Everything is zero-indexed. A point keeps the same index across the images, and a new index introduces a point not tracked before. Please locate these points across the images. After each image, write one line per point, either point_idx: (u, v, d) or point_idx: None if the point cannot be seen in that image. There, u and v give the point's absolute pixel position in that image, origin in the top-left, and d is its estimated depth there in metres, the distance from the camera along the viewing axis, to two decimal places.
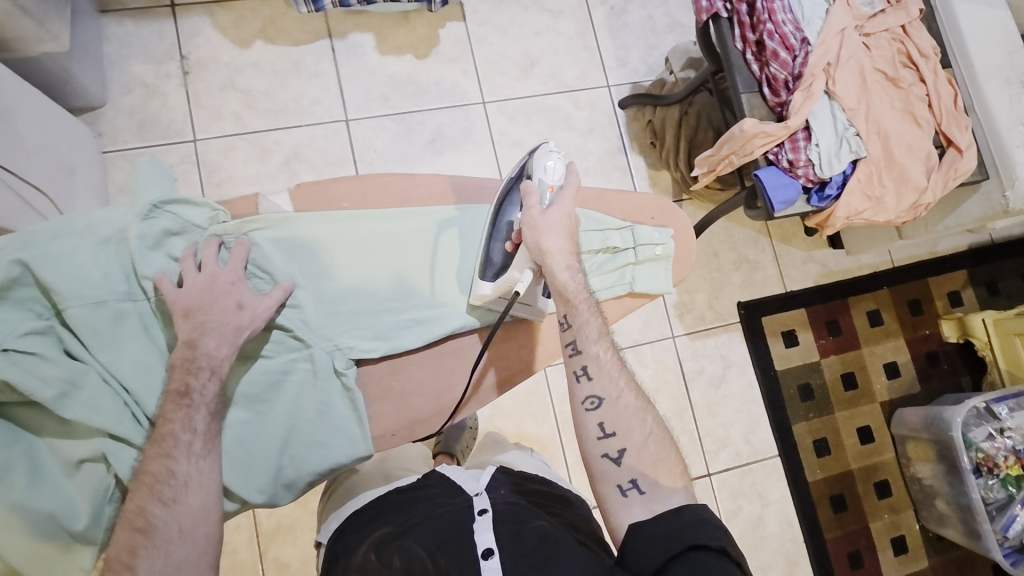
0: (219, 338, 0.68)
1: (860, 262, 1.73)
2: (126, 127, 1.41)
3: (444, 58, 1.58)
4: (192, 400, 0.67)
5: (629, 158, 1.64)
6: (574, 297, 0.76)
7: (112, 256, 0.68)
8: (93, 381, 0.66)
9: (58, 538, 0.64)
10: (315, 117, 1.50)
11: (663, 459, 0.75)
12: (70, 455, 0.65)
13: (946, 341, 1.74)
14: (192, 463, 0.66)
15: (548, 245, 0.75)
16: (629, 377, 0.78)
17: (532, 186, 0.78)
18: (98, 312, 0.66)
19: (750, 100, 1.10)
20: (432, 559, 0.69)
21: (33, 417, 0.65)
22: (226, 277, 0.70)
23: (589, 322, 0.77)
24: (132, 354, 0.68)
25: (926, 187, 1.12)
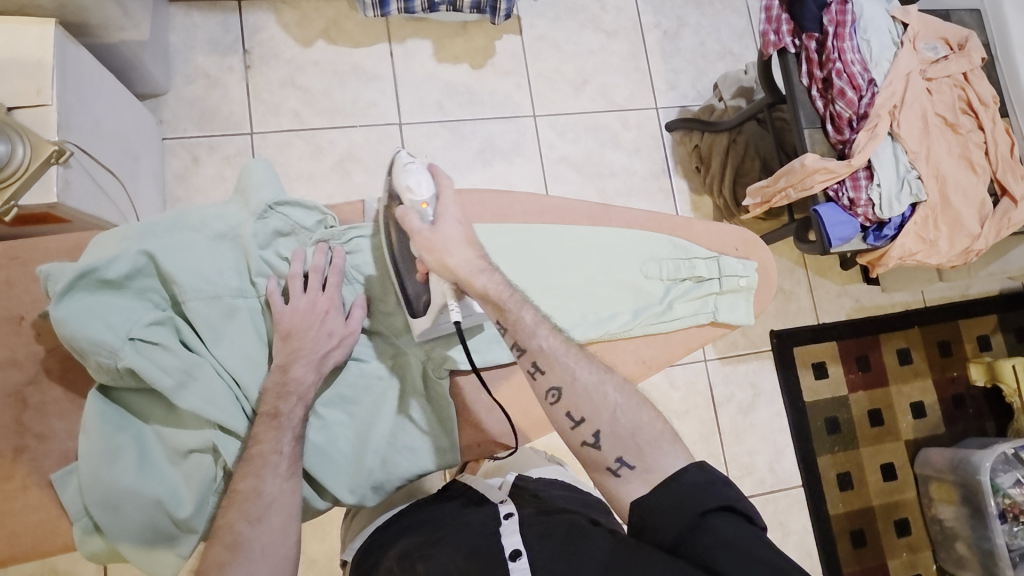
0: (307, 364, 0.69)
1: (893, 299, 1.74)
2: (187, 115, 1.43)
3: (499, 69, 1.61)
4: (281, 423, 0.67)
5: (673, 181, 1.66)
6: (498, 298, 0.71)
7: (227, 253, 0.70)
8: (207, 372, 0.67)
9: (161, 526, 0.65)
10: (370, 118, 1.52)
11: (640, 423, 0.68)
12: (180, 445, 0.66)
13: (973, 385, 1.74)
14: (278, 484, 0.66)
15: (452, 262, 0.70)
16: (581, 353, 0.72)
17: (405, 208, 0.72)
18: (213, 306, 0.68)
19: (812, 136, 1.12)
20: (460, 563, 0.67)
21: (148, 403, 0.68)
22: (323, 303, 0.70)
23: (526, 313, 0.72)
24: (241, 348, 0.69)
25: (980, 234, 1.14)
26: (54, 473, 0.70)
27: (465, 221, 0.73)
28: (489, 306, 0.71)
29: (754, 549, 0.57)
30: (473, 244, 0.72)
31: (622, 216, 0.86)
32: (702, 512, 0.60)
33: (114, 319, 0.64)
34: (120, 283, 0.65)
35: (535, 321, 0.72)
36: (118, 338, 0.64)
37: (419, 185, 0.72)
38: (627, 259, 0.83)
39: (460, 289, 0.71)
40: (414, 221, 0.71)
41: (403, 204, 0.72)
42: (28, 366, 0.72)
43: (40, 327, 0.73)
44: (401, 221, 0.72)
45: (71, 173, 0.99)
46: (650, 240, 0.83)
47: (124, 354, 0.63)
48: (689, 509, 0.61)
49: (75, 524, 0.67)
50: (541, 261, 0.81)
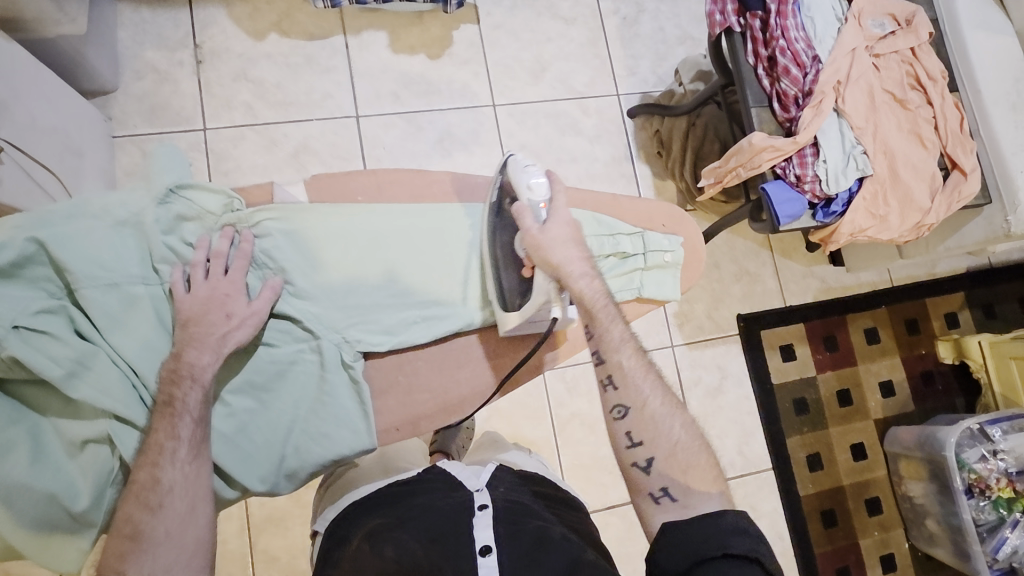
0: (202, 347, 0.67)
1: (859, 279, 1.74)
2: (137, 112, 1.41)
3: (456, 59, 1.59)
4: (179, 413, 0.65)
5: (636, 167, 1.66)
6: (591, 306, 0.76)
7: (127, 240, 0.67)
8: (102, 361, 0.65)
9: (56, 518, 0.63)
10: (325, 111, 1.50)
11: (695, 463, 0.74)
12: (75, 435, 0.64)
13: (941, 362, 1.75)
14: (179, 469, 0.64)
15: (558, 259, 0.75)
16: (657, 382, 0.77)
17: (521, 205, 0.76)
18: (110, 294, 0.65)
19: (759, 115, 1.12)
20: (427, 551, 0.65)
21: (41, 394, 0.64)
22: (224, 287, 0.69)
23: (616, 329, 0.77)
24: (142, 335, 0.67)
25: (930, 209, 1.13)
26: None
27: (573, 224, 0.77)
28: (588, 315, 0.77)
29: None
30: (580, 245, 0.77)
31: None
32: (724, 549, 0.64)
33: None
34: (7, 271, 0.62)
35: (622, 338, 0.78)
36: (3, 328, 0.60)
37: (535, 184, 0.76)
38: None
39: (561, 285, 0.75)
40: (528, 219, 0.75)
41: (521, 201, 0.76)
42: None
43: None
44: (518, 216, 0.76)
45: (2, 169, 0.97)
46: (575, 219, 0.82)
47: (8, 343, 0.59)
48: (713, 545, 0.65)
49: None
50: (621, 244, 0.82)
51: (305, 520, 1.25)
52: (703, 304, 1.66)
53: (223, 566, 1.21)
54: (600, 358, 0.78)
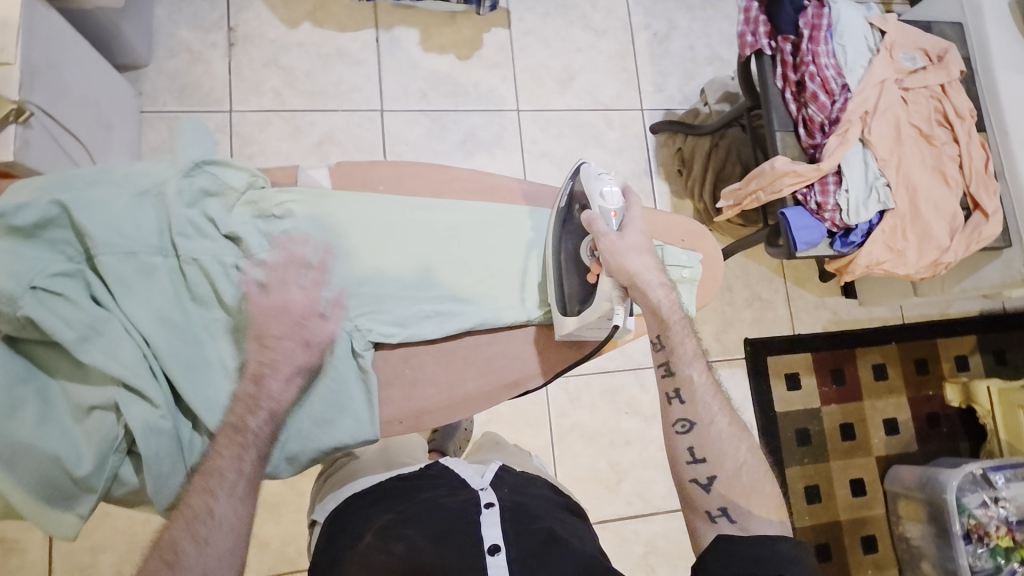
0: (284, 378, 0.67)
1: (872, 313, 1.73)
2: (167, 89, 1.43)
3: (485, 62, 1.60)
4: (244, 439, 0.65)
5: (655, 183, 1.66)
6: (665, 317, 0.78)
7: (148, 209, 0.65)
8: (114, 328, 0.63)
9: (55, 483, 0.60)
10: (351, 103, 1.52)
11: (758, 488, 0.75)
12: (83, 400, 0.61)
13: (948, 404, 1.73)
14: (232, 504, 0.63)
15: (632, 267, 0.75)
16: (724, 402, 0.79)
17: (592, 212, 0.78)
18: (127, 262, 0.64)
19: (784, 139, 1.11)
20: (436, 549, 0.64)
21: (51, 357, 0.62)
22: (298, 310, 0.69)
23: (688, 344, 0.79)
24: (156, 305, 0.65)
25: (948, 247, 1.12)
26: None
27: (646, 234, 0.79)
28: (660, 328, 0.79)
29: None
30: (654, 255, 0.78)
31: None
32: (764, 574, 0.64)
33: (16, 266, 0.59)
34: (28, 231, 0.60)
35: (691, 352, 0.80)
36: (19, 287, 0.58)
37: (610, 194, 0.78)
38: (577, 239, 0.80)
39: (628, 292, 0.75)
40: (599, 226, 0.77)
41: (592, 210, 0.78)
42: None
43: None
44: (589, 222, 0.77)
45: (31, 134, 0.98)
46: None
47: (25, 304, 0.58)
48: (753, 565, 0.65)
49: None
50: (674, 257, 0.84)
51: (298, 508, 1.24)
52: (713, 326, 1.65)
53: None
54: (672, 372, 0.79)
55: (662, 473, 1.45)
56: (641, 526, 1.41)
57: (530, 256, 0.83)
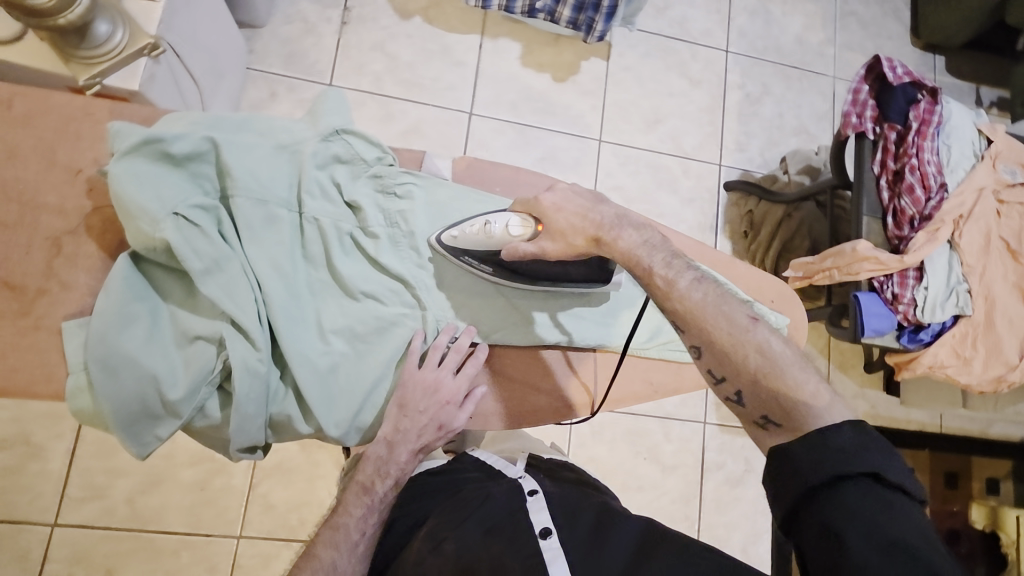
0: (405, 448, 0.72)
1: (910, 415, 1.69)
2: (276, 52, 1.49)
3: (578, 87, 1.64)
4: (371, 500, 0.74)
5: (717, 239, 1.66)
6: (645, 263, 0.67)
7: (286, 165, 0.69)
8: (235, 266, 0.65)
9: (150, 402, 0.61)
10: (444, 100, 1.56)
11: (803, 386, 0.60)
12: (190, 328, 0.63)
13: (971, 525, 1.67)
14: (351, 562, 0.72)
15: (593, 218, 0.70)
16: (731, 302, 0.65)
17: (512, 247, 0.72)
18: (257, 209, 0.67)
19: (869, 224, 1.11)
20: (487, 542, 0.65)
21: (171, 282, 0.65)
22: (445, 395, 0.72)
23: (699, 283, 0.66)
24: (275, 253, 0.67)
25: (1016, 365, 1.11)
26: (67, 322, 0.66)
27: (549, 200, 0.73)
28: (646, 278, 0.67)
29: (883, 523, 0.50)
30: (585, 207, 0.71)
31: (667, 239, 0.85)
32: (840, 475, 0.53)
33: (165, 191, 0.62)
34: (180, 161, 0.63)
35: (700, 288, 0.65)
36: (163, 210, 0.61)
37: (507, 221, 0.72)
38: None
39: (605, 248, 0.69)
40: (523, 249, 0.71)
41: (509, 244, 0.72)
42: (72, 217, 0.69)
43: (94, 183, 0.70)
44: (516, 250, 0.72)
45: (158, 68, 1.02)
46: None
47: (164, 227, 0.60)
48: (822, 471, 0.54)
49: (70, 376, 0.61)
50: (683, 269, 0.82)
51: (310, 479, 1.25)
52: None
53: (219, 498, 1.22)
54: (684, 331, 0.65)
55: (668, 526, 1.43)
56: None
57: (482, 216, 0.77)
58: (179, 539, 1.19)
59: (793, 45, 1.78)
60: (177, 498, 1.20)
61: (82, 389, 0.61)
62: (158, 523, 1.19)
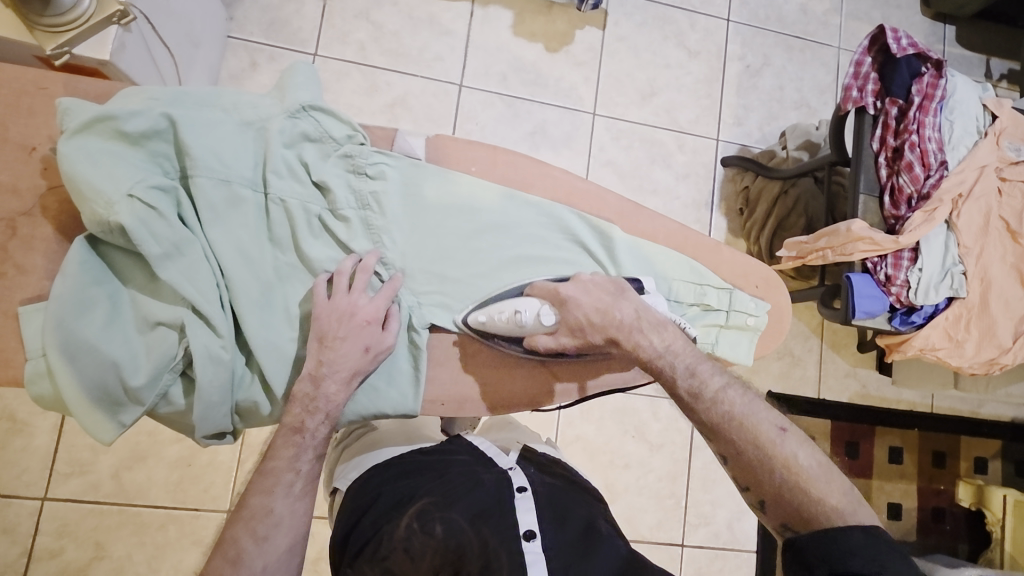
0: (337, 381, 0.67)
1: (900, 395, 1.68)
2: (257, 20, 1.43)
3: (571, 58, 1.58)
4: (302, 439, 0.67)
5: (712, 216, 1.63)
6: (669, 372, 0.70)
7: (249, 143, 0.66)
8: (196, 250, 0.63)
9: (112, 389, 0.61)
10: (432, 71, 1.51)
11: (826, 492, 0.64)
12: (151, 314, 0.62)
13: (957, 503, 1.68)
14: (290, 503, 0.67)
15: (600, 308, 0.71)
16: (761, 408, 0.69)
17: (534, 341, 0.72)
18: (220, 190, 0.64)
19: (866, 203, 1.09)
20: (475, 530, 0.63)
21: (131, 265, 0.64)
22: (365, 314, 0.68)
23: (727, 392, 0.69)
24: (239, 236, 0.65)
25: (1009, 348, 1.10)
26: (23, 306, 0.64)
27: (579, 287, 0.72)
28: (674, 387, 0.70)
29: None
30: (605, 302, 0.71)
31: (650, 223, 0.81)
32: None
33: (119, 171, 0.60)
34: (136, 139, 0.61)
35: (726, 401, 0.68)
36: (117, 192, 0.59)
37: (535, 314, 0.71)
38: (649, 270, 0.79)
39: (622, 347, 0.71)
40: (545, 341, 0.72)
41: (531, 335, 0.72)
42: (27, 197, 0.66)
43: (49, 162, 0.67)
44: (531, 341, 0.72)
45: (129, 37, 0.98)
46: (667, 255, 0.80)
47: (118, 211, 0.58)
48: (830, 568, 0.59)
49: (28, 362, 0.60)
50: (655, 254, 0.79)
51: None
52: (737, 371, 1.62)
53: (206, 474, 1.22)
54: (712, 440, 0.70)
55: (654, 503, 1.44)
56: None
57: (494, 216, 0.75)
58: (167, 514, 1.20)
59: (797, 14, 1.71)
60: (163, 474, 1.20)
61: (43, 375, 0.60)
62: (145, 499, 1.20)
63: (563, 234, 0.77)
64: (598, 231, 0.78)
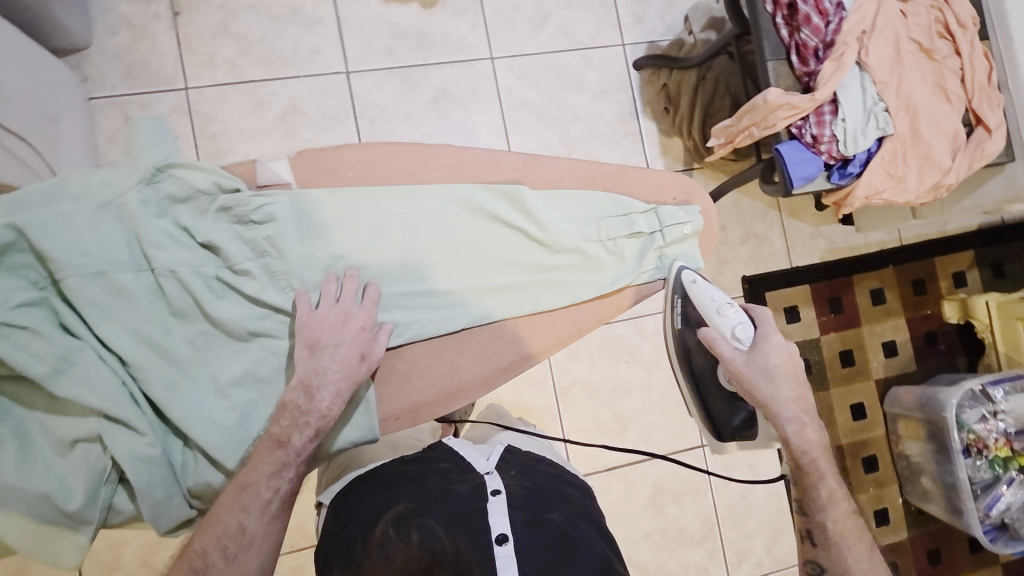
0: (333, 394, 0.67)
1: (868, 239, 1.70)
2: (113, 71, 1.33)
3: (451, 8, 1.50)
4: (286, 455, 0.65)
5: (641, 124, 1.59)
6: (812, 473, 0.83)
7: (113, 228, 0.64)
8: (88, 356, 0.63)
9: (50, 517, 0.62)
10: (313, 68, 1.42)
11: None
12: (65, 434, 0.62)
13: (946, 322, 1.73)
14: (263, 522, 0.66)
15: (775, 386, 0.84)
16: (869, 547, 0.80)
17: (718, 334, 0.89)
18: (96, 284, 0.63)
19: (776, 69, 1.06)
20: (450, 538, 0.62)
21: (27, 390, 0.63)
22: (359, 320, 0.69)
23: (847, 520, 0.82)
24: (133, 324, 0.64)
25: (951, 167, 1.08)
26: None
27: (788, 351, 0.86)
28: (813, 490, 0.83)
29: None
30: (794, 379, 0.85)
31: (549, 168, 0.80)
32: None
33: None
34: None
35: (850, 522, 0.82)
36: None
37: (735, 324, 0.89)
38: (563, 221, 0.78)
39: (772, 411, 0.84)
40: (725, 347, 0.87)
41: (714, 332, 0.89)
42: None
43: None
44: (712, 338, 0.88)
45: None
46: (582, 199, 0.78)
47: None
48: None
49: None
50: (565, 199, 0.78)
51: None
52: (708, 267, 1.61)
53: None
54: (818, 542, 0.82)
55: (665, 417, 1.47)
56: (648, 469, 1.44)
57: (429, 208, 0.74)
58: None
59: None
60: None
61: None
62: None
63: (470, 210, 0.76)
64: (500, 194, 0.76)
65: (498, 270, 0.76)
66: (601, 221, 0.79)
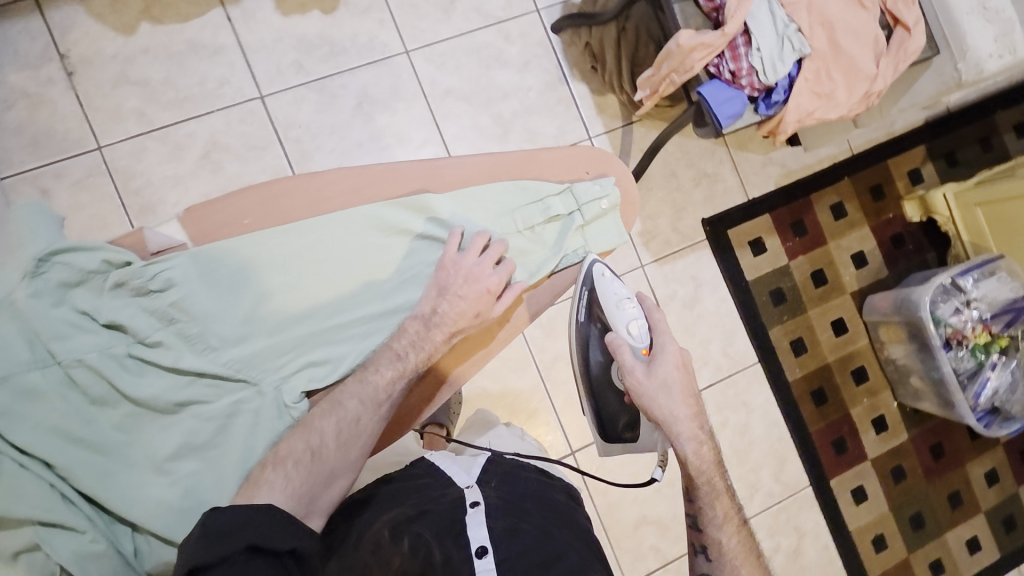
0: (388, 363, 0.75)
1: (819, 156, 1.69)
2: (18, 146, 1.28)
3: (353, 8, 1.44)
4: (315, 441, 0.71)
5: (572, 87, 1.55)
6: (698, 485, 0.76)
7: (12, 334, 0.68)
8: (10, 467, 0.67)
9: None
10: (225, 100, 1.37)
11: None
12: (4, 548, 0.64)
13: (910, 222, 1.74)
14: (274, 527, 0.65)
15: (666, 407, 0.76)
16: (755, 565, 0.76)
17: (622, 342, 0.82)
18: (5, 390, 0.67)
19: (683, 10, 1.04)
20: (438, 546, 0.64)
21: None
22: (491, 281, 0.78)
23: (733, 539, 0.76)
24: (49, 425, 0.68)
25: (877, 74, 1.05)
26: None
27: (681, 365, 0.78)
28: (707, 510, 0.77)
29: None
30: (692, 403, 0.77)
31: (456, 170, 0.84)
32: None
33: None
34: None
35: (737, 535, 0.77)
36: None
37: (632, 321, 0.84)
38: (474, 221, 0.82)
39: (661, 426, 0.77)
40: (626, 352, 0.80)
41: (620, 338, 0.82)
42: None
43: None
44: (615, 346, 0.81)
45: None
46: (497, 191, 0.83)
47: None
48: None
49: None
50: (473, 197, 0.82)
51: None
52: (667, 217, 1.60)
53: None
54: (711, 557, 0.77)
55: None
56: None
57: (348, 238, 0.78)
58: None
59: None
60: None
61: None
62: None
63: (382, 230, 0.79)
64: (405, 212, 0.79)
65: (411, 290, 0.80)
66: (513, 211, 0.83)
